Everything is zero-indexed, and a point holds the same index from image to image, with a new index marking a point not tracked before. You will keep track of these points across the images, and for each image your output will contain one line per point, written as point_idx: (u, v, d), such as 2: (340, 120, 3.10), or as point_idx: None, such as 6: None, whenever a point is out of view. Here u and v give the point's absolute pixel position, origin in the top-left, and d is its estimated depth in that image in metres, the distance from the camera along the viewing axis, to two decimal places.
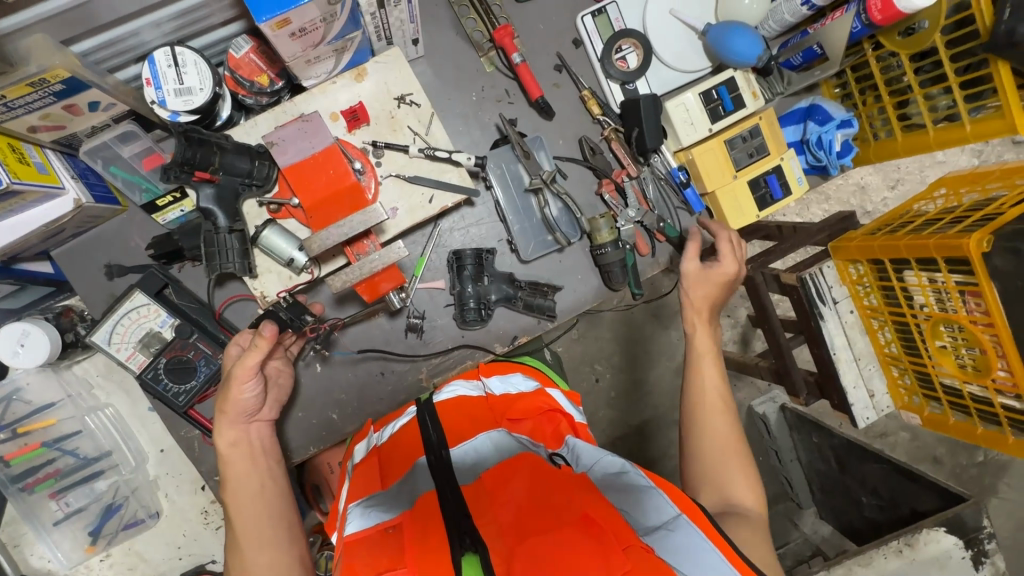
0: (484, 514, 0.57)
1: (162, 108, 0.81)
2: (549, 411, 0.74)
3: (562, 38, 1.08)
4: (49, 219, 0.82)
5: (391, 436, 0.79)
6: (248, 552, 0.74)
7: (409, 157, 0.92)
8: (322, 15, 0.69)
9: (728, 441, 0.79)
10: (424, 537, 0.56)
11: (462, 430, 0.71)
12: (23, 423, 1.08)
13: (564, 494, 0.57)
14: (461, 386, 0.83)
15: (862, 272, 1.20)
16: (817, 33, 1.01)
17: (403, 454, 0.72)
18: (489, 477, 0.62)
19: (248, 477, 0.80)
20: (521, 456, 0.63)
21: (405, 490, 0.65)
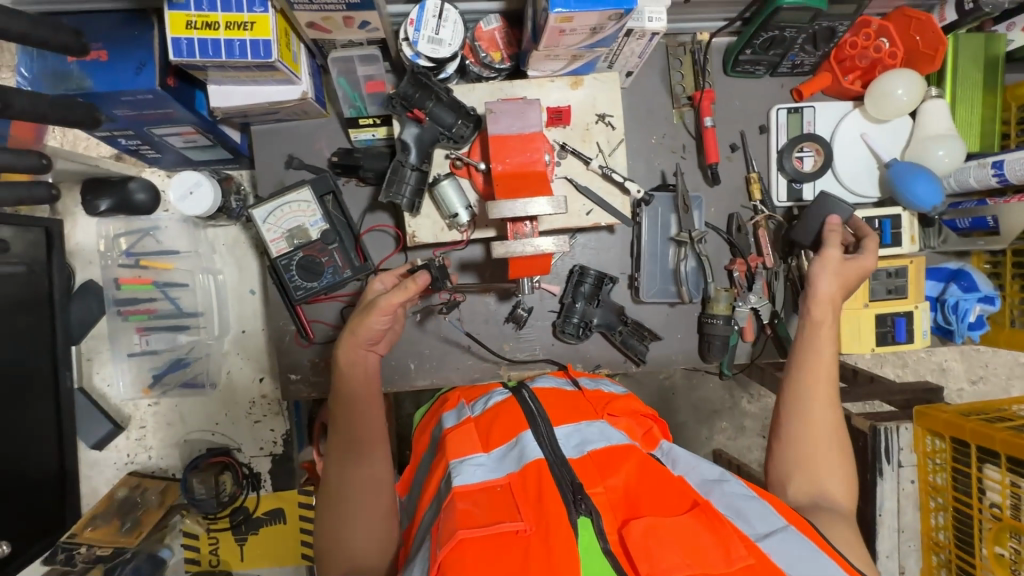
0: (596, 484, 0.65)
1: (410, 47, 0.90)
2: (641, 416, 0.83)
3: (751, 120, 1.14)
4: (273, 100, 0.93)
5: (487, 409, 0.80)
6: (349, 450, 0.86)
7: (586, 168, 0.98)
8: (594, 24, 0.77)
9: (827, 428, 0.85)
10: (539, 500, 0.63)
11: (565, 413, 0.77)
12: (147, 257, 1.21)
13: (673, 485, 0.66)
14: (555, 380, 0.89)
15: (938, 447, 1.16)
16: (996, 207, 1.02)
17: (505, 422, 0.75)
18: (595, 457, 0.69)
19: (361, 388, 0.89)
20: (627, 448, 0.70)
21: (512, 454, 0.71)
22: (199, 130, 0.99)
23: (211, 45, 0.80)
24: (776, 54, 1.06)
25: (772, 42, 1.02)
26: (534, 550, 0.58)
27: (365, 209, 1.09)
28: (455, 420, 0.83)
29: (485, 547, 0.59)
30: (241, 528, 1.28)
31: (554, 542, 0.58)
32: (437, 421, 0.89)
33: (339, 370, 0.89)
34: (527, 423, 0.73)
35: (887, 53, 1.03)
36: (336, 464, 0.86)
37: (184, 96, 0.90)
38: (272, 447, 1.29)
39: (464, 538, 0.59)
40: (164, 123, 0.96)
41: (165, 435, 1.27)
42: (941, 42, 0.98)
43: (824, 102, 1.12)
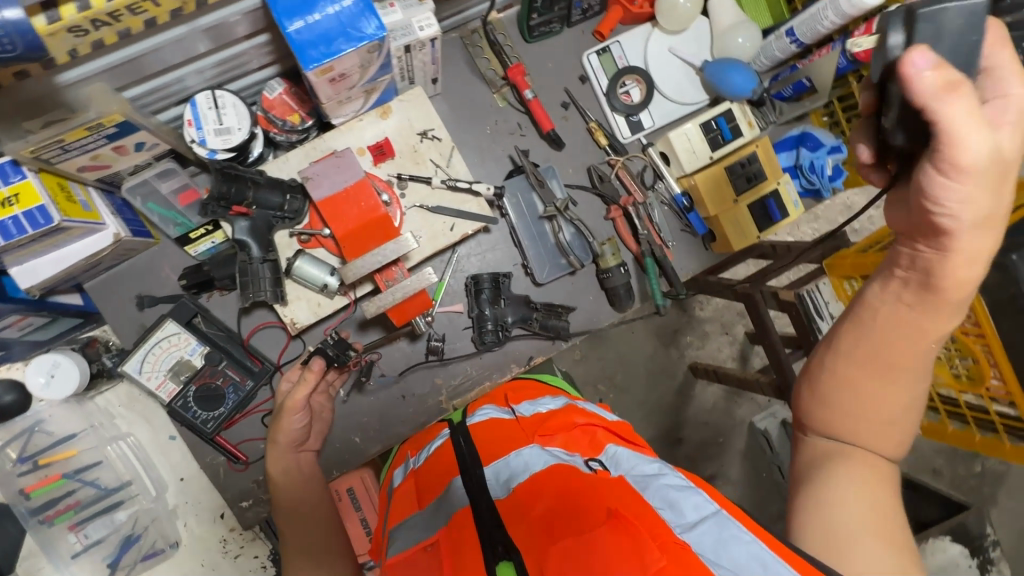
0: (518, 524, 0.60)
1: (201, 147, 0.86)
2: (581, 426, 0.74)
3: (569, 74, 1.15)
4: (88, 254, 0.86)
5: (427, 457, 0.80)
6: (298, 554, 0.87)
7: (431, 188, 0.97)
8: (360, 62, 0.76)
9: (876, 415, 0.59)
10: (459, 548, 0.59)
11: (493, 447, 0.72)
12: (45, 454, 1.11)
13: (596, 498, 0.57)
14: (495, 411, 0.83)
15: (855, 287, 1.23)
16: (806, 68, 1.08)
17: (437, 474, 0.74)
18: (522, 491, 0.63)
19: (293, 488, 0.91)
20: (553, 470, 0.63)
21: (440, 508, 0.68)
22: (27, 313, 0.90)
23: None
24: (562, 6, 1.07)
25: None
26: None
27: (240, 313, 1.02)
28: (403, 474, 0.85)
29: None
30: None
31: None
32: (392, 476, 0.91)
33: (275, 484, 0.92)
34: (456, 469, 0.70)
35: None
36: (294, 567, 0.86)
37: None
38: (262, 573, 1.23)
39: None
40: None
41: None
42: None
43: (625, 32, 1.15)
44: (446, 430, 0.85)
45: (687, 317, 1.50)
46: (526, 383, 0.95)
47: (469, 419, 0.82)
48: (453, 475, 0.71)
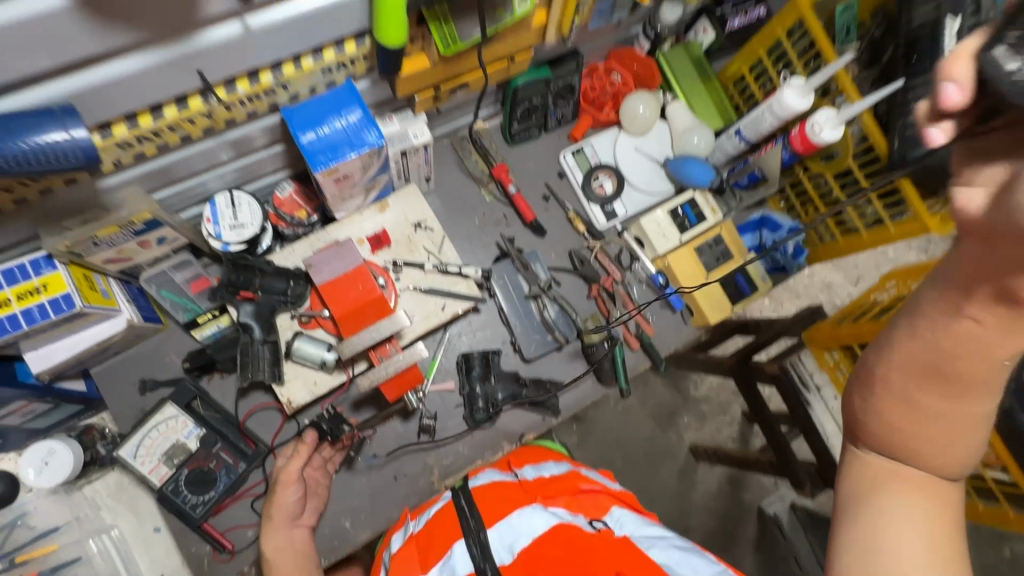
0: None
1: (216, 240, 0.96)
2: (588, 490, 0.80)
3: (549, 171, 1.29)
4: (100, 339, 0.92)
5: (428, 523, 0.80)
6: None
7: (424, 272, 1.06)
8: (360, 165, 0.87)
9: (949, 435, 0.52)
10: None
11: (499, 508, 0.75)
12: (23, 550, 0.98)
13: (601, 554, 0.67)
14: (499, 474, 0.85)
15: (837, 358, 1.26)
16: (757, 160, 1.22)
17: (439, 541, 0.74)
18: (527, 553, 0.69)
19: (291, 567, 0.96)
20: (556, 532, 0.70)
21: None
22: (34, 398, 0.96)
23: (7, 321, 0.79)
24: (539, 116, 1.23)
25: (529, 111, 1.20)
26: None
27: (237, 396, 1.06)
28: (400, 540, 0.82)
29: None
30: None
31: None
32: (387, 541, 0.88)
33: (270, 560, 0.97)
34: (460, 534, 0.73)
35: (620, 84, 1.26)
36: None
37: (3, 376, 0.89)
38: None
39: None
40: None
41: None
42: (653, 66, 1.23)
43: (596, 135, 1.31)
44: (447, 494, 0.84)
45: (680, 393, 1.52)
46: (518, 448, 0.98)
47: (472, 479, 0.83)
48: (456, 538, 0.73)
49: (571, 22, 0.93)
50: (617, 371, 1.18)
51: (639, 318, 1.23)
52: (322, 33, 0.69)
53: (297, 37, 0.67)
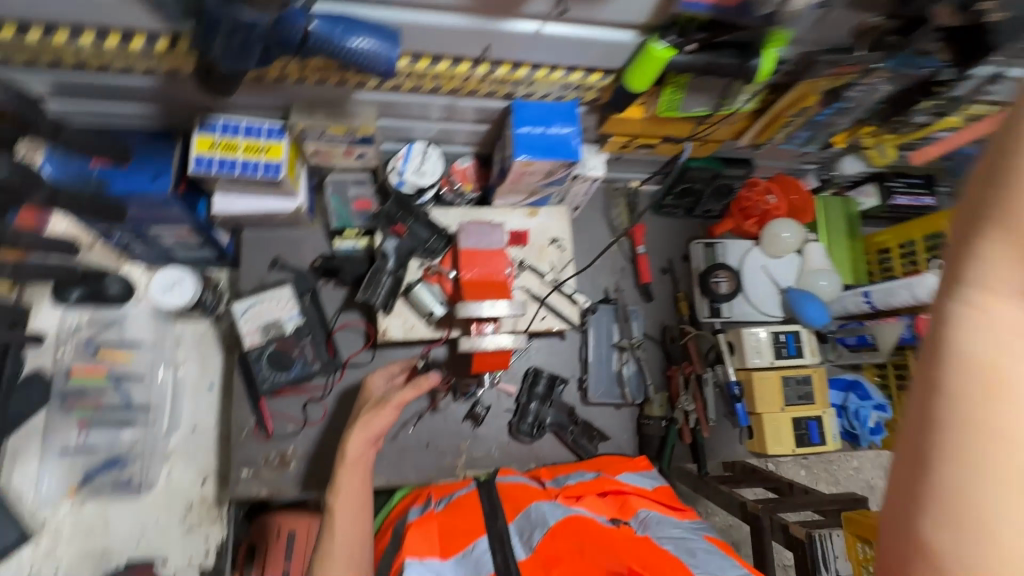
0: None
1: (396, 175, 1.09)
2: (613, 492, 0.91)
3: (675, 250, 1.38)
4: (271, 210, 1.06)
5: (451, 507, 0.90)
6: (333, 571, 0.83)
7: (541, 280, 1.14)
8: (546, 171, 0.99)
9: None
10: None
11: (516, 504, 0.88)
12: (106, 348, 1.19)
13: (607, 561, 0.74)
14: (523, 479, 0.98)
15: None
16: (871, 326, 1.26)
17: (461, 530, 0.85)
18: (544, 554, 0.78)
19: (355, 495, 0.91)
20: (568, 527, 0.80)
21: (467, 564, 0.80)
22: (194, 231, 1.09)
23: (229, 163, 0.94)
24: (689, 202, 1.33)
25: (685, 193, 1.29)
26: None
27: (338, 308, 1.17)
28: (419, 512, 0.93)
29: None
30: None
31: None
32: (405, 508, 1.01)
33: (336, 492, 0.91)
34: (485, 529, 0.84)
35: (774, 206, 1.29)
36: None
37: (189, 202, 1.02)
38: (201, 559, 1.19)
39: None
40: (162, 224, 1.06)
41: (81, 546, 1.15)
42: (806, 200, 1.30)
43: (731, 239, 1.37)
44: (473, 482, 0.98)
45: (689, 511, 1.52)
46: (549, 466, 1.13)
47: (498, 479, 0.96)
48: (480, 535, 0.84)
49: (771, 135, 1.02)
50: (664, 452, 1.21)
51: (701, 415, 1.24)
52: (583, 57, 0.81)
53: (566, 52, 0.80)
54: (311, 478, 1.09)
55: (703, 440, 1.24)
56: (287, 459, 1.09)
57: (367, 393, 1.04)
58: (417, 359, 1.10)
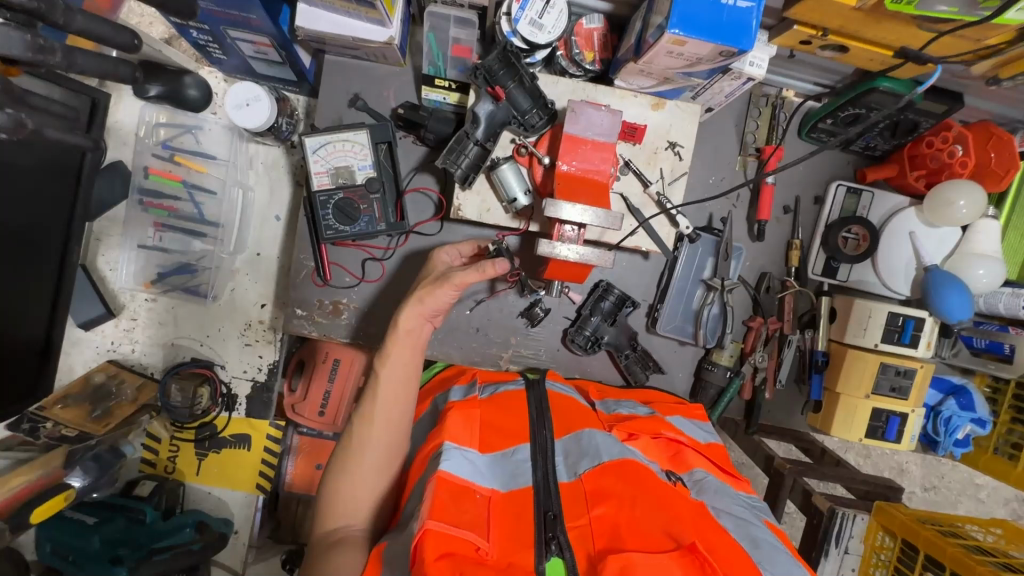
0: (578, 519, 0.72)
1: (509, 23, 0.88)
2: (667, 438, 0.87)
3: (809, 187, 1.14)
4: (359, 37, 0.92)
5: (496, 397, 0.91)
6: (375, 433, 0.87)
7: (644, 190, 0.98)
8: (700, 57, 0.78)
9: None
10: (514, 521, 0.72)
11: (568, 425, 0.86)
12: (182, 154, 1.18)
13: (659, 516, 0.70)
14: (571, 390, 0.98)
15: (887, 545, 1.14)
16: (1016, 337, 1.04)
17: (505, 431, 0.84)
18: (589, 484, 0.75)
19: (404, 370, 0.90)
20: (623, 470, 0.75)
21: (504, 466, 0.79)
22: (274, 44, 0.98)
23: None
24: (852, 132, 1.06)
25: (854, 119, 1.02)
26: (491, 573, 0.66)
27: (413, 168, 1.08)
28: (462, 395, 0.93)
29: (447, 544, 0.65)
30: (204, 443, 1.28)
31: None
32: (447, 386, 0.99)
33: (385, 362, 0.90)
34: (529, 438, 0.82)
35: (958, 161, 1.00)
36: (369, 441, 0.87)
37: (271, 7, 0.88)
38: (255, 373, 1.28)
39: (430, 528, 0.65)
40: (240, 28, 0.94)
41: (154, 334, 1.26)
42: (1015, 165, 0.98)
43: (883, 190, 1.12)
44: (520, 380, 0.99)
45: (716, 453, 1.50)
46: (591, 386, 1.06)
47: (547, 383, 0.96)
48: (522, 442, 0.82)
49: (1015, 75, 0.80)
50: (717, 403, 1.11)
51: (770, 375, 1.13)
52: None
53: None
54: (359, 331, 1.10)
55: (762, 401, 1.15)
56: (340, 309, 1.09)
57: (431, 268, 0.98)
58: (489, 243, 1.00)
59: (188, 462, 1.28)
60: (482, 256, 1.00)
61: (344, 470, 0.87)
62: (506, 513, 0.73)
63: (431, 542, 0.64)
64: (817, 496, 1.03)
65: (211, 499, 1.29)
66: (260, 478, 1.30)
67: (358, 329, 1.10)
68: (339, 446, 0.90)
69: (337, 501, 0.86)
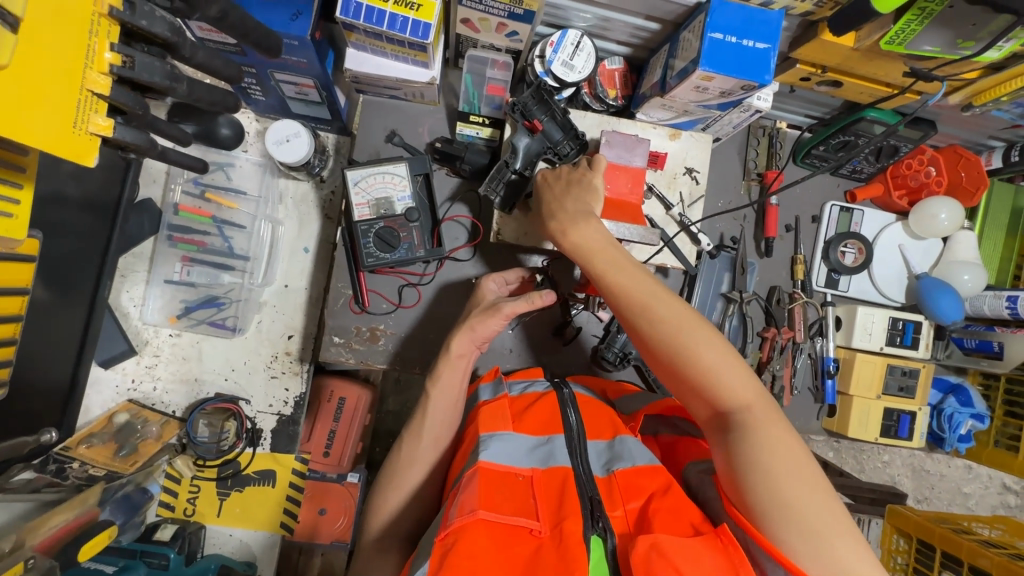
0: (616, 509, 0.78)
1: (543, 64, 0.98)
2: None
3: (807, 208, 1.25)
4: (403, 78, 0.99)
5: (525, 395, 0.99)
6: (418, 449, 0.89)
7: (667, 213, 1.06)
8: (722, 91, 0.88)
9: None
10: (555, 496, 0.79)
11: (598, 427, 0.93)
12: (213, 191, 1.21)
13: (686, 514, 0.74)
14: (591, 391, 1.05)
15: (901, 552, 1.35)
16: (1003, 334, 1.15)
17: (541, 425, 0.92)
18: (622, 474, 0.81)
19: (451, 392, 0.92)
20: (654, 471, 0.81)
21: (541, 450, 0.87)
22: (317, 85, 1.04)
23: (376, 14, 0.86)
24: (843, 157, 1.17)
25: (845, 146, 1.13)
26: (545, 547, 0.72)
27: (446, 198, 1.14)
28: (492, 394, 0.99)
29: (495, 531, 0.73)
30: (226, 482, 1.24)
31: (566, 547, 0.70)
32: (474, 388, 1.06)
33: (433, 386, 0.92)
34: (562, 429, 0.90)
35: (935, 180, 1.16)
36: (417, 460, 0.88)
37: (322, 51, 0.95)
38: (280, 406, 1.26)
39: (480, 518, 0.74)
40: (288, 71, 1.01)
41: (176, 370, 1.24)
42: (983, 181, 1.12)
43: (871, 208, 1.24)
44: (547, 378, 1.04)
45: None
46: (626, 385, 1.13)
47: (571, 385, 1.03)
48: (556, 432, 0.90)
49: (986, 102, 0.92)
50: None
51: (786, 383, 1.19)
52: None
53: None
54: (395, 356, 1.12)
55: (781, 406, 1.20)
56: (377, 335, 1.11)
57: (475, 296, 1.01)
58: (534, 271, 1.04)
59: (209, 502, 1.24)
60: (528, 284, 1.04)
61: (389, 484, 0.88)
62: (548, 490, 0.81)
63: (482, 530, 0.73)
64: None
65: (233, 541, 1.24)
66: (284, 516, 1.26)
67: (395, 355, 1.12)
68: (383, 464, 0.92)
69: (376, 517, 0.87)
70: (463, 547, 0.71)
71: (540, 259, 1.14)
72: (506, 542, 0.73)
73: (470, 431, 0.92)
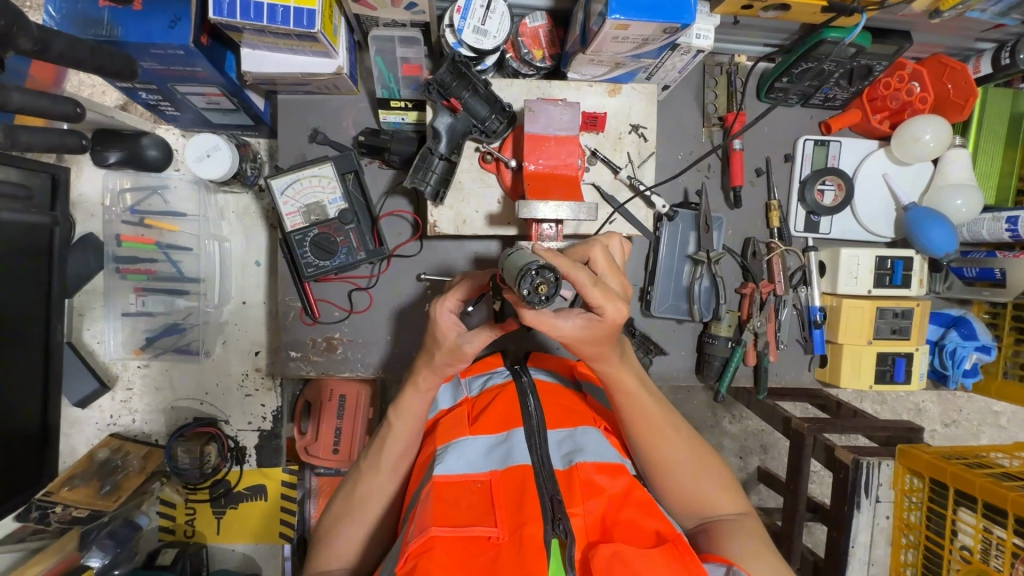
0: (576, 506, 0.73)
1: (454, 34, 0.89)
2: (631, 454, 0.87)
3: (778, 146, 1.14)
4: (307, 71, 0.91)
5: (485, 392, 0.94)
6: (376, 467, 0.87)
7: (615, 177, 0.99)
8: (646, 36, 0.78)
9: None
10: (511, 500, 0.74)
11: (558, 417, 0.87)
12: (154, 217, 1.15)
13: (646, 520, 0.72)
14: (555, 376, 0.98)
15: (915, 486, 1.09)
16: (1004, 260, 1.04)
17: (500, 421, 0.85)
18: (582, 468, 0.76)
19: (410, 411, 0.87)
20: (617, 468, 0.77)
21: (499, 450, 0.81)
22: (225, 92, 0.97)
23: (254, 8, 0.79)
24: (810, 86, 1.06)
25: (810, 73, 1.02)
26: (504, 554, 0.67)
27: (384, 193, 1.08)
28: (451, 400, 0.97)
29: (452, 546, 0.68)
30: (220, 501, 1.26)
31: (526, 555, 0.66)
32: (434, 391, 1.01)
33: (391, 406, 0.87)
34: (522, 421, 0.83)
35: (918, 97, 1.03)
36: (375, 477, 0.87)
37: (216, 57, 0.88)
38: (260, 422, 1.27)
39: (434, 535, 0.68)
40: (188, 82, 0.94)
41: (152, 400, 1.25)
42: (973, 92, 0.99)
43: (850, 138, 1.13)
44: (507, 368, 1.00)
45: (734, 420, 1.49)
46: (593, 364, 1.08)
47: (531, 372, 0.97)
48: (516, 426, 0.83)
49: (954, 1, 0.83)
50: (723, 374, 1.10)
51: (770, 338, 1.11)
52: None
53: None
54: (358, 362, 1.09)
55: (767, 363, 1.13)
56: (333, 344, 1.08)
57: None
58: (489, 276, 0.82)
59: (207, 521, 1.26)
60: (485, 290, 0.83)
61: (350, 503, 0.86)
62: (507, 493, 0.75)
63: (437, 547, 0.67)
64: (839, 450, 1.07)
65: (236, 555, 1.27)
66: (282, 527, 1.27)
67: (357, 361, 1.09)
68: (344, 483, 0.90)
69: (334, 540, 0.85)
70: (420, 570, 0.65)
71: (493, 243, 1.08)
72: (464, 555, 0.68)
73: (429, 440, 0.89)
